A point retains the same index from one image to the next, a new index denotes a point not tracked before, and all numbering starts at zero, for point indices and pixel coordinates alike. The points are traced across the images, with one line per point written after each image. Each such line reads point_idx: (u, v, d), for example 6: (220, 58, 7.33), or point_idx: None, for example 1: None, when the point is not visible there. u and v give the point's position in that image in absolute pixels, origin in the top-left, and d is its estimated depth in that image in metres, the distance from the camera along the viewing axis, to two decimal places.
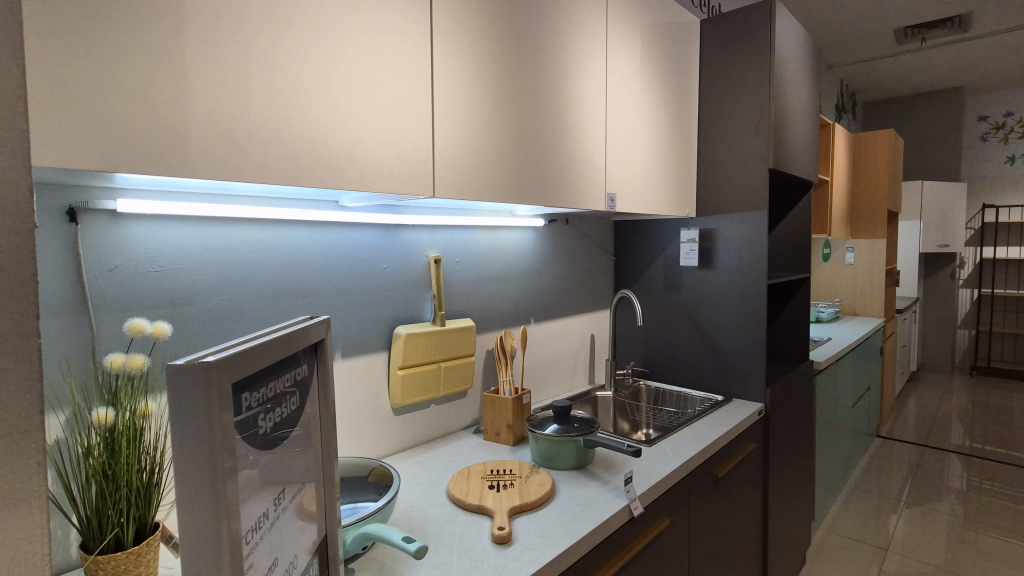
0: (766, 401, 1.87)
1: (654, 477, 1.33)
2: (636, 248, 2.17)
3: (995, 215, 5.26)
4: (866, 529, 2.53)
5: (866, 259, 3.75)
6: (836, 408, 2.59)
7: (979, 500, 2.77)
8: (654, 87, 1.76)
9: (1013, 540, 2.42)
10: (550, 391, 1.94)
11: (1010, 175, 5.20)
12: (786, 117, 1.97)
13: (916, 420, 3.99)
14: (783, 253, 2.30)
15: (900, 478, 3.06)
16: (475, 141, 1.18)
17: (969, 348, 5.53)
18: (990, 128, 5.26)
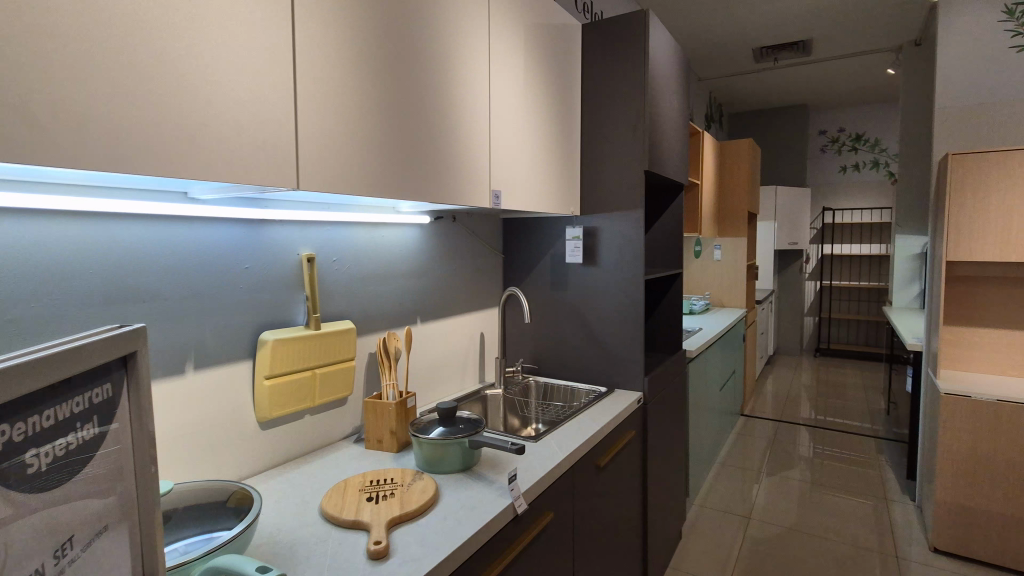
0: (645, 391, 1.97)
1: (539, 473, 1.34)
2: (524, 246, 2.18)
3: (833, 217, 6.08)
4: (733, 501, 2.78)
5: (731, 255, 4.15)
6: (707, 392, 2.81)
7: (823, 465, 3.18)
8: (537, 87, 1.78)
9: (847, 497, 2.80)
10: (438, 392, 1.89)
11: (843, 183, 6.04)
12: (659, 124, 2.09)
13: (773, 398, 4.49)
14: (659, 251, 2.45)
15: (761, 451, 3.41)
16: (344, 130, 1.10)
17: (814, 332, 6.34)
18: (828, 141, 6.09)
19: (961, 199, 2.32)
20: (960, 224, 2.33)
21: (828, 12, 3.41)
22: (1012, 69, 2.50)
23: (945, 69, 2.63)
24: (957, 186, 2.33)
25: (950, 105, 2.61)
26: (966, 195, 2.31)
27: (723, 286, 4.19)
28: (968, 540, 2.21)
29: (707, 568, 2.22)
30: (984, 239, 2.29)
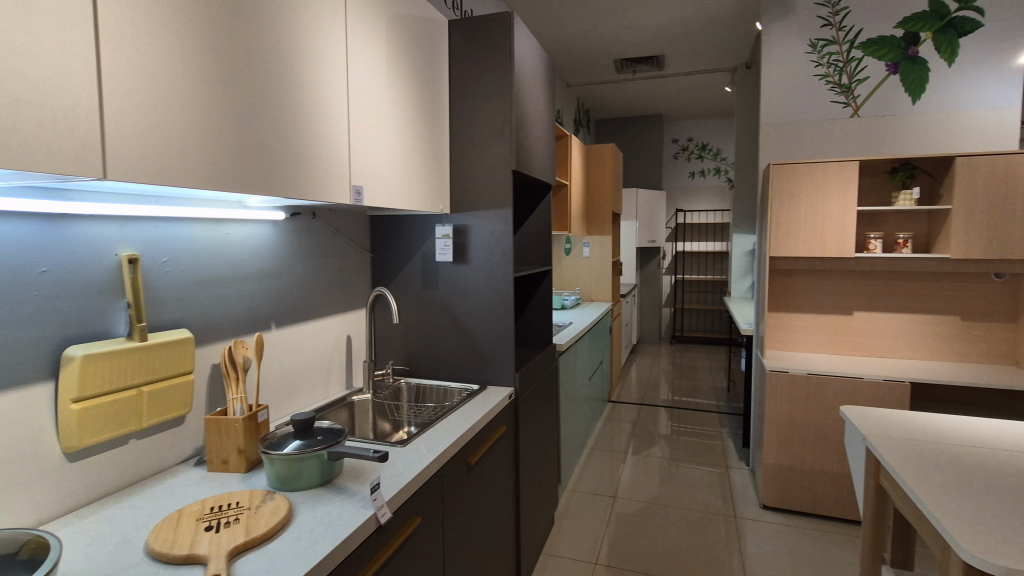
0: (516, 386, 2.01)
1: (405, 479, 1.30)
2: (393, 244, 2.11)
3: (685, 217, 6.76)
4: (601, 482, 2.97)
5: (597, 253, 4.40)
6: (576, 382, 2.96)
7: (677, 442, 3.52)
8: (402, 80, 1.72)
9: (697, 468, 3.13)
10: (299, 402, 1.76)
11: (693, 187, 6.74)
12: (527, 125, 2.15)
13: (638, 383, 4.87)
14: (528, 249, 2.52)
15: (626, 433, 3.68)
16: (170, 113, 0.96)
17: (671, 321, 7.00)
18: (679, 149, 6.76)
19: (780, 203, 2.69)
20: (779, 224, 2.70)
21: (676, 32, 3.77)
22: (815, 93, 2.96)
23: (767, 90, 3.03)
24: (777, 192, 2.70)
25: (771, 121, 3.02)
26: (784, 199, 2.69)
27: (591, 281, 4.43)
28: (789, 496, 2.58)
29: (576, 549, 2.33)
30: (797, 237, 2.68)
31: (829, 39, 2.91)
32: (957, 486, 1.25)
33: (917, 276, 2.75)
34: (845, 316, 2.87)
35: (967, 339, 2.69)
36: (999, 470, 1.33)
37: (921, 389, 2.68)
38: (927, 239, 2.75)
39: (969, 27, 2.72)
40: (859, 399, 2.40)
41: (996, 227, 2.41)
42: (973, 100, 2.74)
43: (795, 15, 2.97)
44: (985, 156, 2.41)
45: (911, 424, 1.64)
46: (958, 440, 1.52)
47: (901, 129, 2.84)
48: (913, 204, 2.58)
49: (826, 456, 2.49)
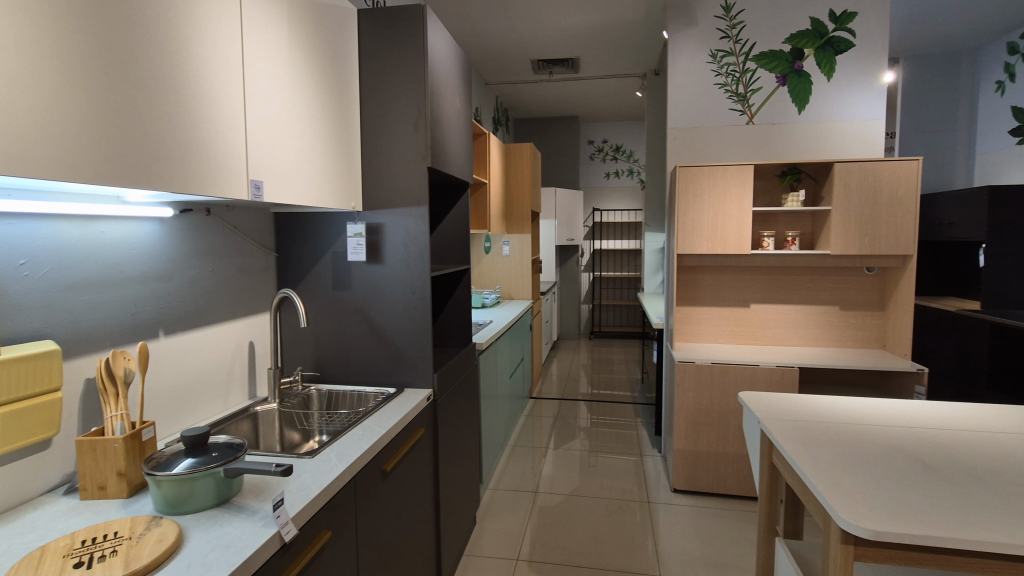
0: (434, 387, 1.98)
1: (314, 491, 1.23)
2: (301, 243, 2.00)
3: (601, 216, 7.01)
4: (523, 477, 3.00)
5: (517, 251, 4.39)
6: (497, 380, 2.97)
7: (596, 433, 3.63)
8: (307, 69, 1.62)
9: (613, 457, 3.25)
10: (195, 416, 1.62)
11: (608, 187, 7.00)
12: (442, 121, 2.11)
13: (559, 378, 4.98)
14: (446, 248, 2.49)
15: (547, 427, 3.75)
16: (24, 94, 0.83)
17: (589, 317, 7.23)
18: (595, 151, 7.01)
19: (686, 203, 2.85)
20: (685, 223, 2.86)
21: (590, 36, 3.88)
22: (715, 101, 3.16)
23: (672, 96, 3.20)
24: (683, 192, 2.85)
25: (677, 126, 3.20)
26: (689, 200, 2.85)
27: (510, 280, 4.44)
28: (697, 478, 2.75)
29: (499, 547, 2.33)
30: (701, 236, 2.86)
31: (727, 51, 3.13)
32: (835, 460, 1.39)
33: (804, 271, 3.03)
34: (744, 309, 3.10)
35: (845, 327, 3.00)
36: (871, 444, 1.49)
37: (808, 373, 2.95)
38: (812, 237, 3.04)
39: (844, 47, 3.02)
40: (756, 384, 2.60)
41: (867, 227, 2.71)
42: (847, 112, 3.05)
43: (697, 26, 3.15)
44: (857, 163, 2.70)
45: (797, 406, 1.80)
46: (835, 418, 1.70)
47: (788, 136, 3.11)
48: (799, 205, 2.83)
49: (729, 440, 2.68)
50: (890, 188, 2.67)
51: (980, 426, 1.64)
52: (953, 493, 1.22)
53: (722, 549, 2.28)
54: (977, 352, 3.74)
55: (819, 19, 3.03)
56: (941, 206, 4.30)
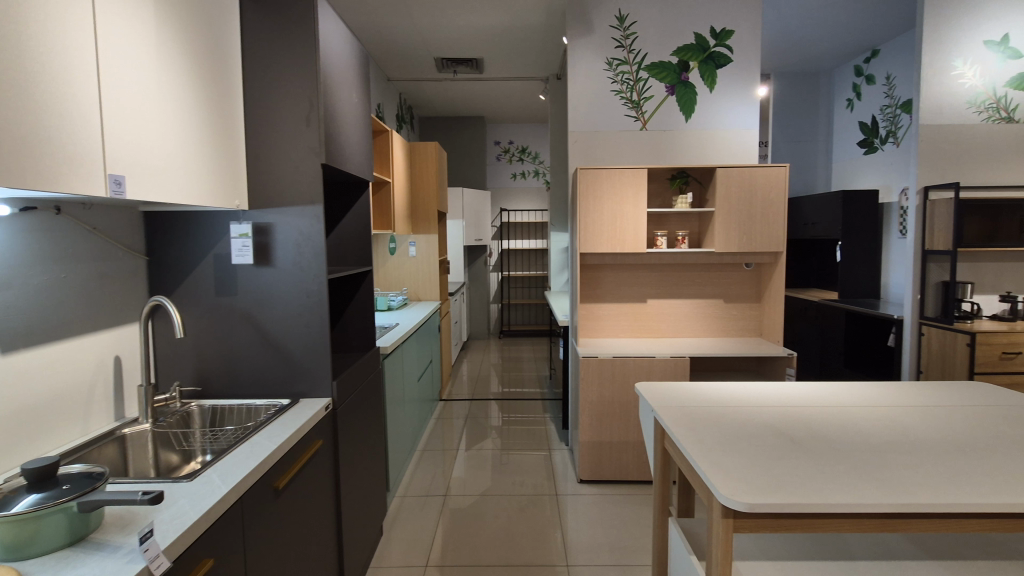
0: (333, 395, 1.88)
1: (192, 518, 1.11)
2: (176, 246, 1.81)
3: (509, 217, 7.10)
4: (433, 482, 2.95)
5: (424, 252, 4.30)
6: (403, 384, 2.90)
7: (507, 431, 3.66)
8: (179, 53, 1.47)
9: (523, 454, 3.31)
10: (45, 445, 1.41)
11: (515, 188, 7.11)
12: (338, 117, 2.02)
13: (469, 379, 4.97)
14: (344, 249, 2.38)
15: (458, 429, 3.73)
16: None
17: (499, 316, 7.29)
18: (501, 151, 7.08)
19: (587, 204, 2.96)
20: (586, 223, 2.97)
21: (493, 37, 3.91)
22: (612, 106, 3.32)
23: (573, 100, 3.31)
24: (584, 193, 2.96)
25: (577, 129, 3.32)
26: (589, 201, 2.96)
27: (417, 281, 4.35)
28: (601, 468, 2.86)
29: (407, 555, 2.28)
30: (601, 235, 2.98)
31: (621, 59, 3.29)
32: (717, 440, 1.51)
33: (692, 267, 3.27)
34: (641, 304, 3.28)
35: (728, 318, 3.28)
36: (748, 424, 1.64)
37: (698, 362, 3.19)
38: (699, 236, 3.28)
39: (723, 62, 3.29)
40: (653, 375, 2.76)
41: (745, 227, 2.98)
42: (726, 121, 3.33)
43: (593, 34, 3.28)
44: (736, 169, 2.96)
45: (686, 393, 1.93)
46: (717, 402, 1.84)
47: (677, 142, 3.33)
48: (688, 206, 3.05)
49: (630, 428, 2.82)
50: (763, 191, 2.96)
51: (834, 401, 1.86)
52: (814, 463, 1.37)
53: (624, 534, 2.39)
54: (835, 337, 4.25)
55: (702, 34, 3.28)
56: (804, 209, 4.84)
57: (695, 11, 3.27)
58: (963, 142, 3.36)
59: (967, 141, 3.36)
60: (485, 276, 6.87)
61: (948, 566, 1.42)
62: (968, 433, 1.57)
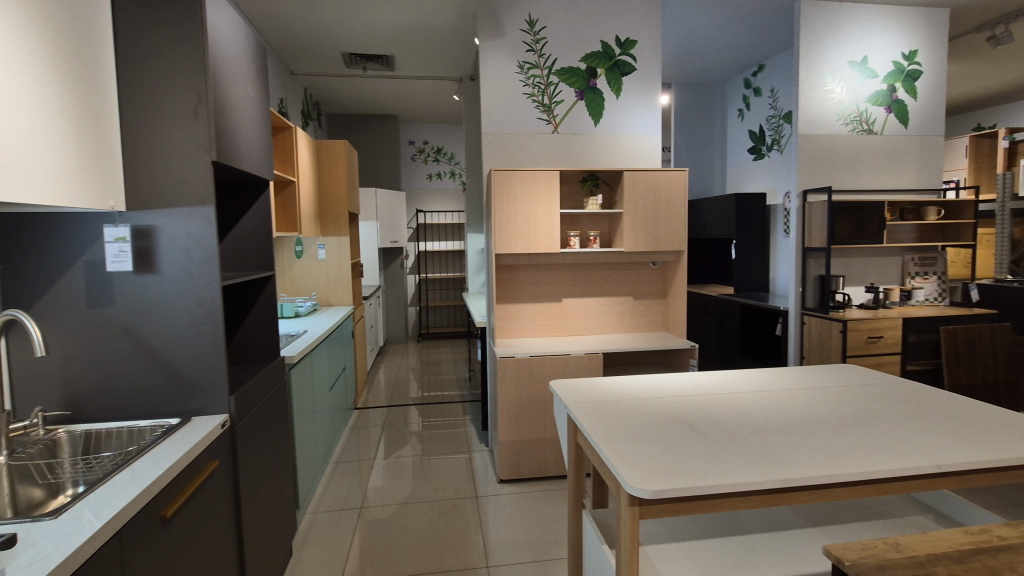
0: (231, 412, 1.75)
1: (57, 560, 0.98)
2: (35, 251, 1.59)
3: (425, 218, 7.00)
4: (348, 495, 2.83)
5: (334, 255, 4.12)
6: (312, 394, 2.76)
7: (427, 436, 3.61)
8: (32, 33, 1.29)
9: (442, 457, 3.27)
10: None
11: (431, 188, 7.02)
12: (231, 111, 1.88)
13: (386, 385, 4.83)
14: (243, 253, 2.22)
15: (374, 437, 3.61)
16: None
17: (416, 319, 7.17)
18: (416, 151, 6.96)
19: (501, 205, 2.99)
20: (501, 225, 2.99)
21: (404, 35, 3.84)
22: (524, 109, 3.37)
23: (485, 102, 3.32)
24: (498, 195, 2.98)
25: (490, 131, 3.33)
26: (504, 202, 2.99)
27: (327, 285, 4.16)
28: (520, 467, 2.90)
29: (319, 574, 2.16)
30: (516, 236, 3.02)
31: (532, 63, 3.35)
32: (624, 432, 1.57)
33: (603, 267, 3.39)
34: (556, 303, 3.36)
35: (637, 314, 3.44)
36: (652, 414, 1.72)
37: (610, 357, 3.32)
38: (609, 237, 3.42)
39: (628, 70, 3.45)
40: (568, 371, 2.84)
41: (651, 227, 3.14)
42: (633, 126, 3.50)
43: (504, 37, 3.31)
44: (642, 172, 3.11)
45: (596, 389, 2.00)
46: (624, 395, 1.93)
47: (587, 145, 3.45)
48: (598, 207, 3.17)
49: (547, 426, 2.88)
50: (667, 193, 3.13)
51: (729, 388, 2.01)
52: (711, 447, 1.47)
53: (543, 529, 2.44)
54: (731, 328, 4.60)
55: (608, 42, 3.41)
56: (703, 210, 5.20)
57: (601, 19, 3.40)
58: (833, 150, 3.77)
59: (837, 150, 3.77)
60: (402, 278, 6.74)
61: (825, 531, 1.58)
62: (839, 410, 1.76)
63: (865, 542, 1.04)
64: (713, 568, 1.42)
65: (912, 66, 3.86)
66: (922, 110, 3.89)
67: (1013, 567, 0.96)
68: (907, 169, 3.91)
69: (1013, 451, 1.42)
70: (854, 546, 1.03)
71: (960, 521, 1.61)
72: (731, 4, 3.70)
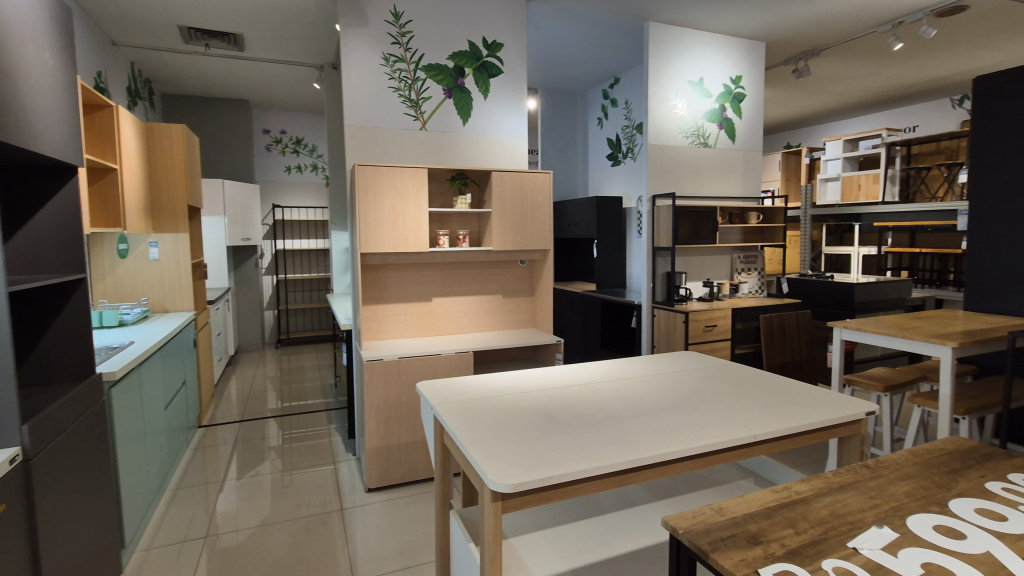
0: (26, 443, 1.44)
1: None
2: None
3: (283, 213, 6.49)
4: (190, 524, 2.51)
5: (171, 254, 3.63)
6: (142, 413, 2.40)
7: (286, 450, 3.34)
8: None
9: (305, 471, 3.06)
10: None
11: (289, 182, 6.52)
12: (20, 81, 1.54)
13: (238, 397, 4.39)
14: (43, 252, 1.86)
15: (225, 456, 3.25)
16: None
17: (274, 324, 6.62)
18: (272, 140, 6.40)
19: (366, 201, 2.86)
20: (366, 223, 2.87)
21: (254, 13, 3.50)
22: (390, 103, 3.26)
23: (347, 93, 3.15)
24: (363, 191, 2.85)
25: (353, 123, 3.17)
26: (369, 198, 2.86)
27: (162, 288, 3.65)
28: (389, 473, 2.81)
29: None
30: (382, 234, 2.91)
31: (398, 56, 3.26)
32: (487, 428, 1.59)
33: (473, 266, 3.42)
34: (426, 302, 3.31)
35: (506, 311, 3.53)
36: (515, 409, 1.77)
37: (481, 355, 3.36)
38: (479, 236, 3.45)
39: (495, 72, 3.51)
40: (439, 371, 2.81)
41: (518, 226, 3.23)
42: (500, 127, 3.56)
43: (368, 26, 3.17)
44: (509, 173, 3.19)
45: (463, 387, 2.00)
46: (489, 392, 1.95)
47: (456, 144, 3.44)
48: (467, 206, 3.18)
49: (417, 428, 2.82)
50: (534, 195, 3.25)
51: (586, 379, 2.14)
52: (568, 436, 1.54)
53: (410, 534, 2.39)
54: (593, 323, 4.91)
55: (475, 43, 3.44)
56: (567, 211, 5.49)
57: (467, 19, 3.41)
58: (677, 160, 4.20)
59: (680, 160, 4.21)
60: (256, 278, 6.19)
61: (669, 503, 1.75)
62: (678, 393, 1.96)
63: (696, 510, 1.16)
64: (573, 550, 1.50)
65: (737, 89, 4.44)
66: (745, 128, 4.50)
67: (806, 515, 1.14)
68: (735, 179, 4.50)
69: (809, 417, 1.69)
70: (687, 515, 1.15)
71: (773, 481, 1.88)
72: (589, 18, 3.95)
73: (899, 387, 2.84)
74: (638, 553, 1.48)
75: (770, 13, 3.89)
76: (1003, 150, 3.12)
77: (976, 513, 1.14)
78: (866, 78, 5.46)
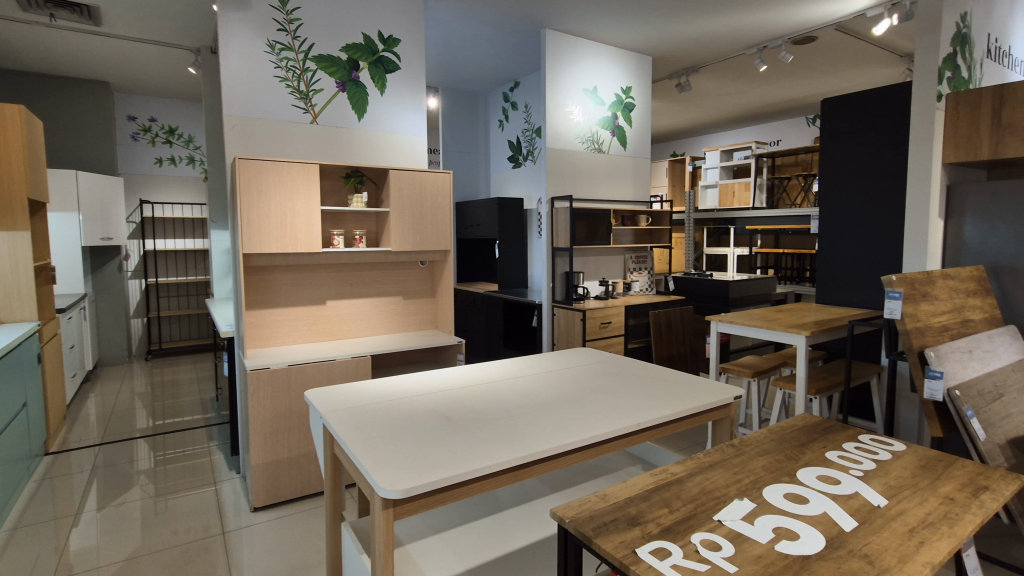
0: None
1: None
2: None
3: (152, 210, 5.85)
4: (34, 567, 2.17)
5: (6, 255, 3.15)
6: None
7: (157, 473, 3.01)
8: None
9: (180, 495, 2.77)
10: None
11: (160, 175, 5.89)
12: None
13: (98, 418, 3.88)
14: None
15: (80, 485, 2.86)
16: None
17: (142, 334, 5.97)
18: (138, 129, 5.74)
19: (249, 198, 2.65)
20: (250, 221, 2.66)
21: None
22: (277, 94, 3.06)
23: (226, 80, 2.91)
24: (245, 187, 2.64)
25: (234, 113, 2.94)
26: (253, 195, 2.66)
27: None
28: (280, 488, 2.63)
29: None
30: (269, 234, 2.72)
31: (285, 44, 3.07)
32: (378, 435, 1.53)
33: (370, 267, 3.31)
34: (319, 305, 3.15)
35: (406, 313, 3.45)
36: (409, 413, 1.73)
37: (379, 359, 3.25)
38: (376, 236, 3.35)
39: (391, 68, 3.42)
40: (334, 378, 2.68)
41: (418, 226, 3.17)
42: (398, 125, 3.48)
43: (250, 9, 2.95)
44: (407, 172, 3.12)
45: (355, 394, 1.92)
46: (383, 396, 1.89)
47: (351, 140, 3.31)
48: (363, 205, 3.07)
49: (310, 438, 2.67)
50: (433, 195, 3.21)
51: (483, 378, 2.15)
52: (462, 437, 1.53)
53: (301, 552, 2.26)
54: (496, 322, 4.97)
55: (370, 36, 3.33)
56: (468, 212, 5.50)
57: (361, 10, 3.29)
58: (574, 163, 4.37)
59: (577, 164, 4.39)
60: (121, 282, 5.53)
61: (564, 494, 1.81)
62: (570, 388, 2.03)
63: (582, 499, 1.20)
64: (470, 551, 1.50)
65: (627, 99, 4.71)
66: (636, 136, 4.80)
67: (679, 495, 1.23)
68: (627, 184, 4.78)
69: (686, 404, 1.83)
70: (574, 504, 1.19)
71: (657, 465, 2.02)
72: (487, 21, 3.99)
73: (765, 373, 3.18)
74: (533, 546, 1.52)
75: (655, 29, 4.18)
76: (844, 163, 3.60)
77: (818, 480, 1.31)
78: (737, 95, 6.05)
